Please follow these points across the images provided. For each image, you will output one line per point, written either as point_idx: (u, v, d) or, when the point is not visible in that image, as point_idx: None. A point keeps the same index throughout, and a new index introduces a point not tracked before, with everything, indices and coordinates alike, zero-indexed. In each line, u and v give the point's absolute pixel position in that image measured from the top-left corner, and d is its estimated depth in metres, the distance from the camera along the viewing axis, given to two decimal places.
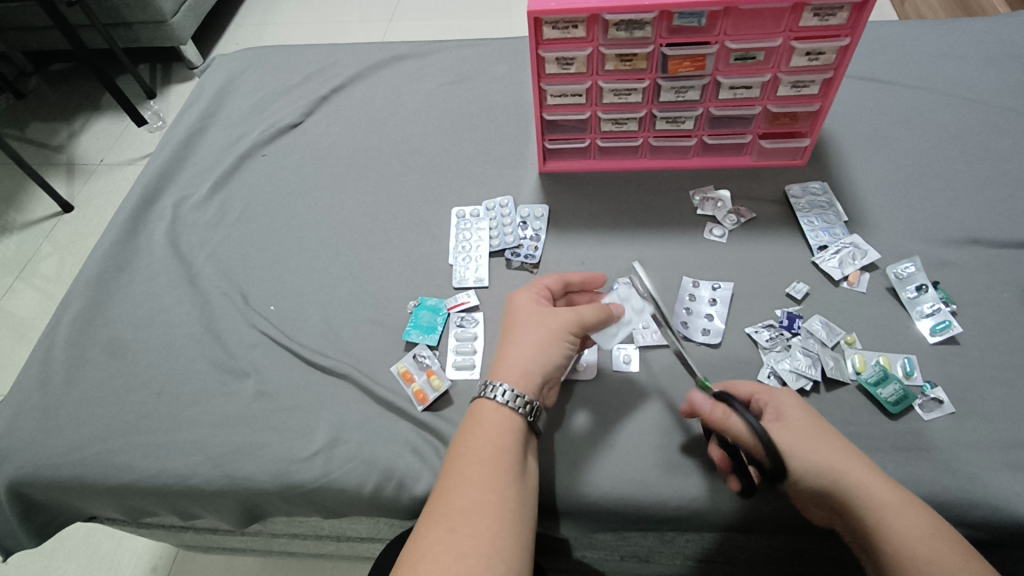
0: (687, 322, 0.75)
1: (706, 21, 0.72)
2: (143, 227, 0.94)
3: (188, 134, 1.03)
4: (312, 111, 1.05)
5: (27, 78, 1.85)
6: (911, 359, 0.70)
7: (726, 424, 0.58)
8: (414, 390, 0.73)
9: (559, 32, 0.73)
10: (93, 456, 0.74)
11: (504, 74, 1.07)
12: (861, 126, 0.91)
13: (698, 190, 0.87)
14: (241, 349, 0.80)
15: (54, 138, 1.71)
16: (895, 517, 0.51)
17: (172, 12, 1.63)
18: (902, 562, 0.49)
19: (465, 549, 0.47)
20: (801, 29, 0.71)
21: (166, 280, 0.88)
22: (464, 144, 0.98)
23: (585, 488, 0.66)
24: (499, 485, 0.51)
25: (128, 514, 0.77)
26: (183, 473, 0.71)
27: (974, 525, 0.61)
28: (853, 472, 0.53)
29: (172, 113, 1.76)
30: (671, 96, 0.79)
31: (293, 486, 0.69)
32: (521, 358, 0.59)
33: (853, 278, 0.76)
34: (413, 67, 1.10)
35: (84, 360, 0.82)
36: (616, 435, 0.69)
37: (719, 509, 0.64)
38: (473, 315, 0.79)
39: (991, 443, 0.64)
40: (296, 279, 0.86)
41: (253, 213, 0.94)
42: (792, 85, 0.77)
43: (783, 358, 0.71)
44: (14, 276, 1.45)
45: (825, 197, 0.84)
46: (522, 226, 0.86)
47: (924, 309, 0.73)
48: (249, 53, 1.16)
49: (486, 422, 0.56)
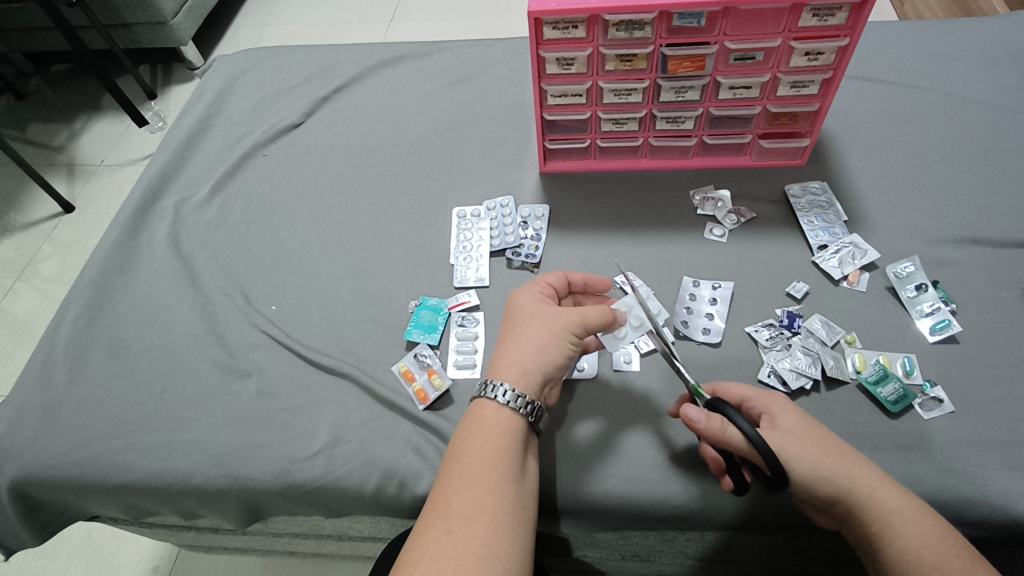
0: (688, 321, 0.76)
1: (705, 21, 0.72)
2: (144, 228, 0.94)
3: (188, 134, 1.04)
4: (313, 111, 1.05)
5: (27, 78, 1.86)
6: (910, 358, 0.70)
7: (723, 436, 0.56)
8: (415, 389, 0.73)
9: (559, 32, 0.73)
10: (94, 456, 0.74)
11: (505, 74, 1.07)
12: (860, 126, 0.91)
13: (698, 190, 0.87)
14: (243, 349, 0.80)
15: (54, 139, 1.71)
16: (901, 520, 0.51)
17: (172, 13, 1.64)
18: (907, 564, 0.50)
19: (462, 550, 0.47)
20: (801, 29, 0.71)
21: (167, 281, 0.88)
22: (465, 144, 0.98)
23: (586, 487, 0.66)
24: (496, 486, 0.51)
25: (129, 513, 0.78)
26: (185, 472, 0.71)
27: (972, 523, 0.61)
28: (860, 475, 0.53)
29: (172, 113, 1.76)
30: (671, 96, 0.79)
31: (294, 485, 0.70)
32: (521, 357, 0.59)
33: (852, 277, 0.77)
34: (413, 67, 1.10)
35: (85, 360, 0.82)
36: (616, 435, 0.69)
37: (719, 508, 0.64)
38: (474, 314, 0.80)
39: (991, 442, 0.64)
40: (297, 279, 0.86)
41: (254, 213, 0.94)
42: (792, 85, 0.77)
43: (783, 357, 0.71)
44: (15, 276, 1.46)
45: (825, 197, 0.84)
46: (522, 226, 0.87)
47: (923, 308, 0.73)
48: (250, 54, 1.16)
49: (483, 421, 0.56)
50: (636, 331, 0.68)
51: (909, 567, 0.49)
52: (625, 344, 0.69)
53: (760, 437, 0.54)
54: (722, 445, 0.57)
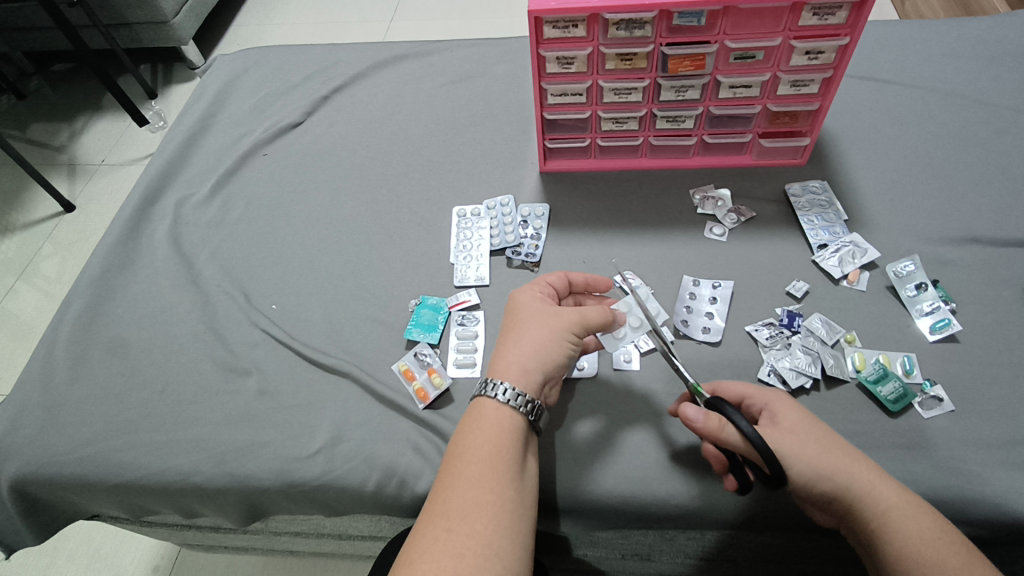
0: (688, 320, 0.76)
1: (705, 20, 0.72)
2: (145, 227, 0.94)
3: (189, 133, 1.04)
4: (313, 111, 1.06)
5: (27, 78, 1.86)
6: (910, 358, 0.70)
7: (721, 435, 0.56)
8: (415, 389, 0.73)
9: (559, 31, 0.73)
10: (95, 455, 0.74)
11: (505, 74, 1.07)
12: (860, 125, 0.91)
13: (698, 190, 0.87)
14: (243, 348, 0.80)
15: (55, 138, 1.71)
16: (900, 517, 0.51)
17: (173, 12, 1.64)
18: (907, 562, 0.50)
19: (462, 549, 0.47)
20: (801, 28, 0.71)
21: (168, 280, 0.88)
22: (465, 143, 0.98)
23: (586, 485, 0.66)
24: (496, 484, 0.51)
25: (130, 512, 0.78)
26: (185, 471, 0.71)
27: (973, 522, 0.61)
28: (859, 473, 0.53)
29: (173, 113, 1.76)
30: (671, 95, 0.79)
31: (294, 484, 0.70)
32: (521, 356, 0.59)
33: (853, 276, 0.76)
34: (413, 67, 1.10)
35: (85, 359, 0.82)
36: (615, 434, 0.69)
37: (719, 507, 0.64)
38: (474, 313, 0.80)
39: (990, 441, 0.64)
40: (298, 278, 0.86)
41: (254, 212, 0.94)
42: (792, 84, 0.77)
43: (782, 356, 0.71)
44: (15, 276, 1.46)
45: (825, 196, 0.84)
46: (523, 225, 0.87)
47: (923, 307, 0.73)
48: (250, 53, 1.16)
49: (483, 420, 0.56)
50: (636, 330, 0.68)
51: (909, 564, 0.49)
52: (625, 343, 0.69)
53: (759, 436, 0.54)
54: (720, 444, 0.57)
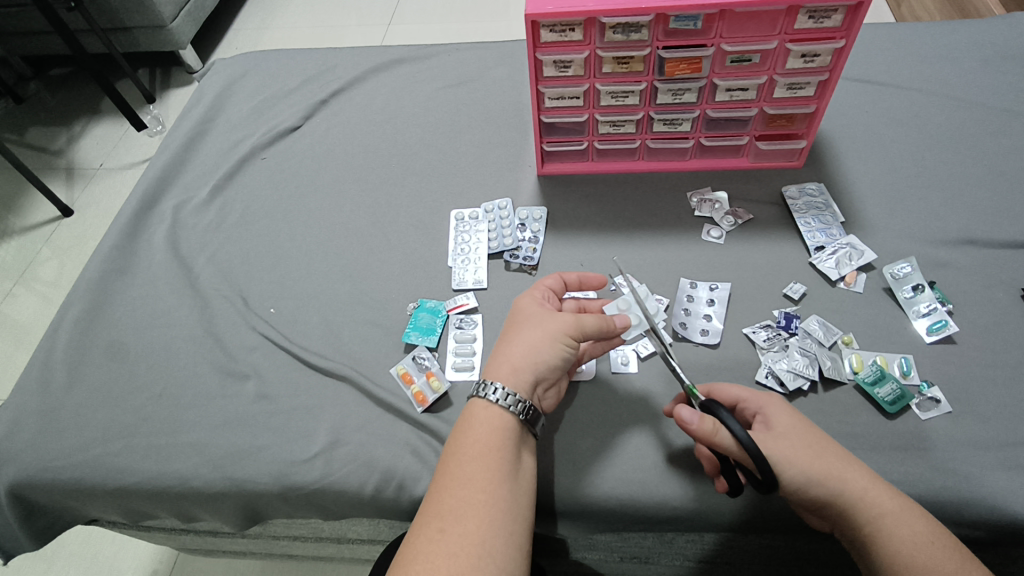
0: (686, 323, 0.76)
1: (702, 23, 0.73)
2: (144, 230, 0.94)
3: (187, 137, 1.04)
4: (311, 114, 1.06)
5: (26, 83, 1.85)
6: (907, 359, 0.70)
7: (714, 439, 0.56)
8: (414, 392, 0.73)
9: (556, 35, 0.73)
10: (93, 459, 0.74)
11: (503, 77, 1.07)
12: (856, 127, 0.91)
13: (695, 192, 0.88)
14: (241, 351, 0.80)
15: (54, 143, 1.71)
16: (893, 521, 0.51)
17: (172, 16, 1.64)
18: (901, 566, 0.50)
19: (454, 549, 0.47)
20: (796, 31, 0.72)
21: (166, 284, 0.88)
22: (462, 146, 0.99)
23: (584, 488, 0.66)
24: (489, 483, 0.51)
25: (128, 517, 0.78)
26: (184, 475, 0.71)
27: (970, 523, 0.61)
28: (853, 478, 0.53)
29: (172, 117, 1.76)
30: (668, 98, 0.79)
31: (293, 487, 0.70)
32: (512, 356, 0.60)
33: (849, 278, 0.77)
34: (411, 70, 1.11)
35: (84, 364, 0.82)
36: (612, 438, 0.69)
37: (718, 509, 0.64)
38: (472, 317, 0.80)
39: (987, 442, 0.64)
40: (296, 281, 0.86)
41: (253, 215, 0.94)
42: (788, 86, 0.77)
43: (780, 358, 0.71)
44: (14, 280, 1.46)
45: (822, 198, 0.84)
46: (520, 228, 0.87)
47: (920, 309, 0.73)
48: (249, 57, 1.17)
49: (474, 422, 0.56)
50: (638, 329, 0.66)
51: (902, 568, 0.50)
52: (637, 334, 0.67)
53: (751, 439, 0.54)
54: (715, 447, 0.56)
